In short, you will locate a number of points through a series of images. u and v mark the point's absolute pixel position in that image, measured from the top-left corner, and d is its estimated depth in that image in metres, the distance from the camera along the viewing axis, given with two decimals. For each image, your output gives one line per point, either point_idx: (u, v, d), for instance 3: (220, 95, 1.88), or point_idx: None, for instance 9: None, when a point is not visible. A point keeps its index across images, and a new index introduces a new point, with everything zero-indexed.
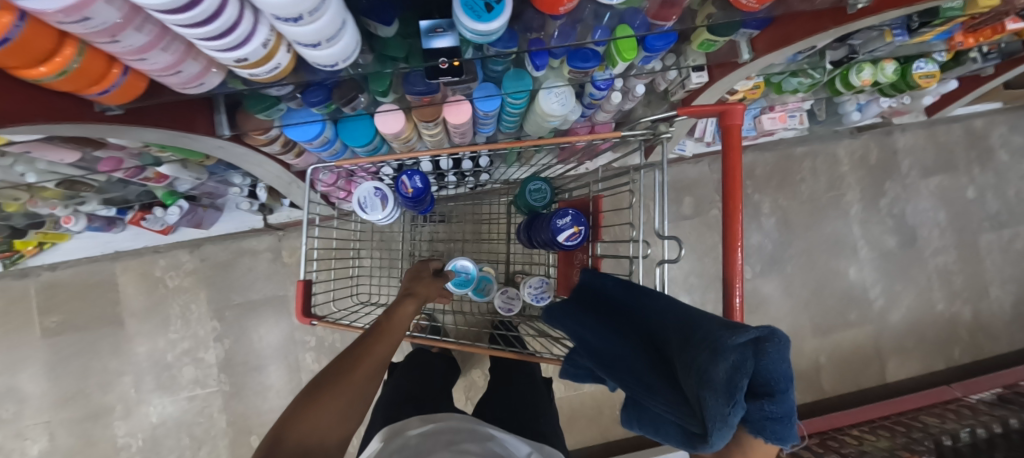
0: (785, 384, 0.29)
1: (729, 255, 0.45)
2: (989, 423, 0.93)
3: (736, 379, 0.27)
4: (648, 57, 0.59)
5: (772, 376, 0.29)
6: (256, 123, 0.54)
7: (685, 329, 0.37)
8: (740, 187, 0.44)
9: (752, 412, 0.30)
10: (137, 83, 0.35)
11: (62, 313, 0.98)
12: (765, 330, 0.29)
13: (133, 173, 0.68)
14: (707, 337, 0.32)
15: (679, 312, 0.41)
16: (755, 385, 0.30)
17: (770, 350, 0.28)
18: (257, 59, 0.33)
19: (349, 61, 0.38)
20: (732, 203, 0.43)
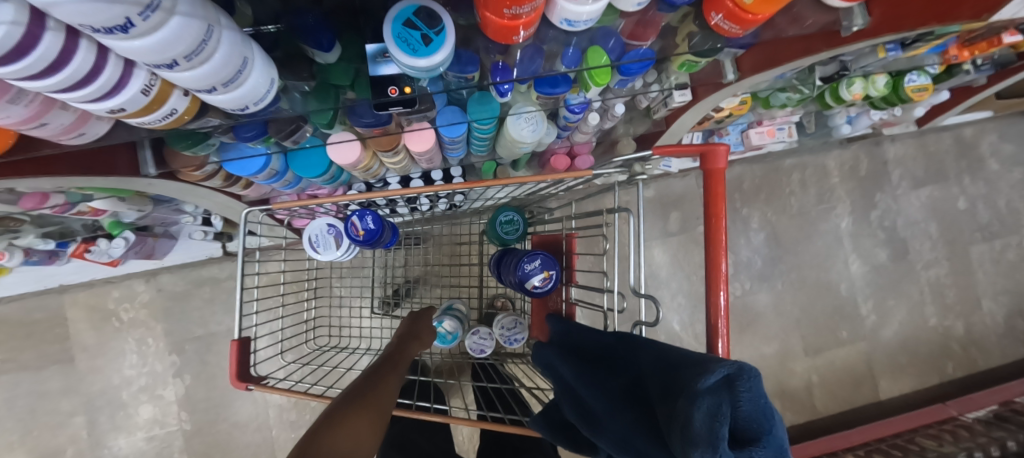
0: (771, 422, 0.25)
1: (712, 271, 0.40)
2: (987, 447, 0.90)
3: (716, 428, 0.22)
4: (624, 80, 0.54)
5: (754, 417, 0.24)
6: (185, 160, 0.48)
7: (661, 371, 0.32)
8: (723, 200, 0.40)
9: None
10: (2, 136, 0.29)
11: (5, 351, 0.90)
12: (731, 365, 0.25)
13: (63, 209, 0.62)
14: (681, 380, 0.28)
15: (653, 349, 0.36)
16: (738, 434, 0.25)
17: (744, 388, 0.24)
18: (140, 107, 0.27)
19: (264, 102, 0.33)
20: (714, 221, 0.39)
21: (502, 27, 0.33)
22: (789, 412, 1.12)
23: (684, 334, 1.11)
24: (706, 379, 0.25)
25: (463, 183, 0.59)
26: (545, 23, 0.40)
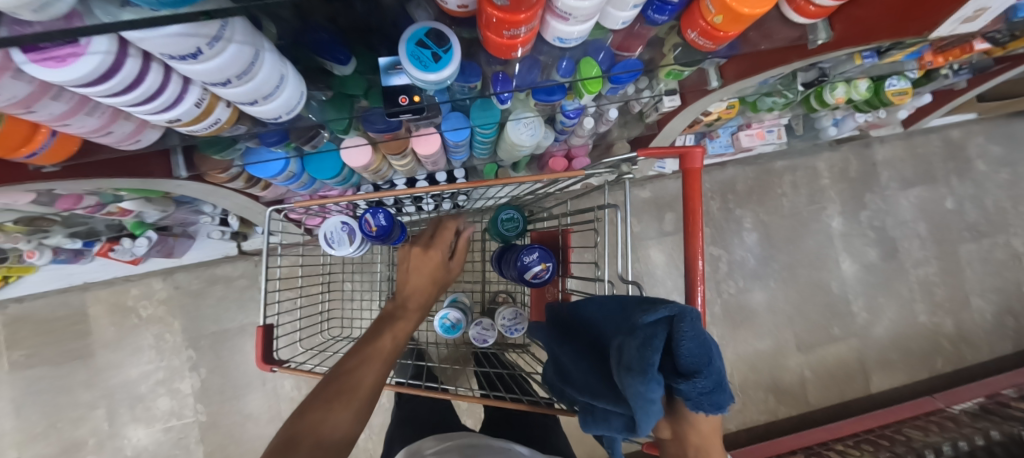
0: (709, 358, 0.31)
1: (690, 263, 0.44)
2: (971, 436, 0.93)
3: (647, 356, 0.30)
4: (616, 88, 0.59)
5: (697, 353, 0.30)
6: (213, 164, 0.53)
7: (619, 319, 0.39)
8: (700, 199, 0.43)
9: (688, 392, 0.31)
10: (70, 142, 0.33)
11: (30, 346, 0.95)
12: (673, 309, 0.31)
13: (95, 209, 0.66)
14: (631, 321, 0.35)
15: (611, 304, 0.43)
16: (681, 368, 0.31)
17: (680, 326, 0.30)
18: (192, 117, 0.32)
19: (294, 112, 0.38)
20: (691, 219, 0.43)
21: (501, 45, 0.37)
22: (781, 405, 1.16)
23: None
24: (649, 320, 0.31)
25: (466, 183, 0.63)
26: (540, 40, 0.45)
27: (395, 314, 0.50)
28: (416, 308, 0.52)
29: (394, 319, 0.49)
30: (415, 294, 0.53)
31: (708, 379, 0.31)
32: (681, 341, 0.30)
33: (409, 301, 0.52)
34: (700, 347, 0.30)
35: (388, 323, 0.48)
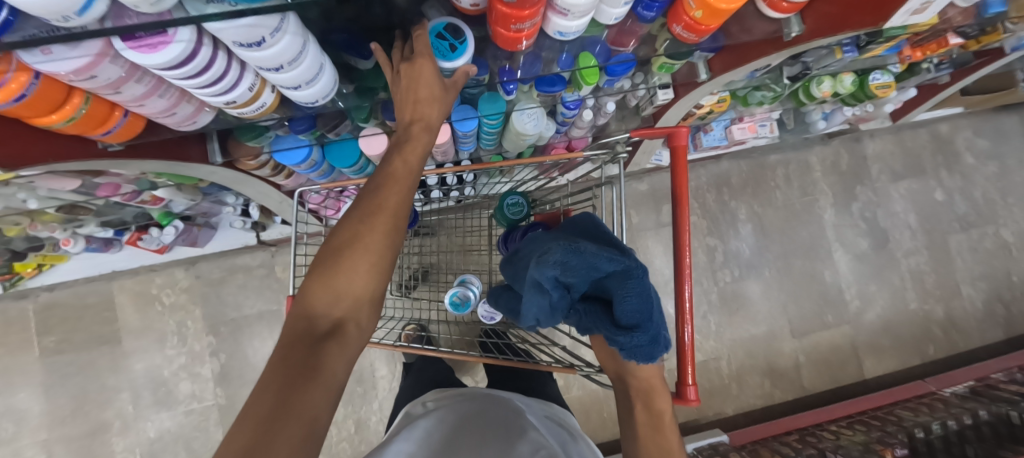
0: (649, 315, 0.37)
1: (679, 260, 0.45)
2: (960, 416, 0.97)
3: (551, 265, 0.36)
4: (612, 80, 0.63)
5: (640, 313, 0.37)
6: (246, 150, 0.58)
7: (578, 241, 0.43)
8: (688, 189, 0.46)
9: (627, 343, 0.37)
10: (137, 122, 0.39)
11: (61, 331, 1.00)
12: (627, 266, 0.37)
13: (130, 196, 0.72)
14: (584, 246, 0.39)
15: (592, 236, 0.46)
16: (628, 319, 0.37)
17: (631, 281, 0.36)
18: (245, 101, 0.37)
19: (329, 98, 0.42)
20: (680, 207, 0.45)
21: (509, 37, 0.42)
22: (778, 390, 1.19)
23: None
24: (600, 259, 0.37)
25: (472, 167, 0.67)
26: (543, 36, 0.49)
27: (403, 138, 0.44)
28: (424, 127, 0.44)
29: (402, 146, 0.43)
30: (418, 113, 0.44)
31: (645, 336, 0.37)
32: (620, 298, 0.36)
33: (415, 120, 0.44)
34: (640, 305, 0.36)
35: (396, 151, 0.43)
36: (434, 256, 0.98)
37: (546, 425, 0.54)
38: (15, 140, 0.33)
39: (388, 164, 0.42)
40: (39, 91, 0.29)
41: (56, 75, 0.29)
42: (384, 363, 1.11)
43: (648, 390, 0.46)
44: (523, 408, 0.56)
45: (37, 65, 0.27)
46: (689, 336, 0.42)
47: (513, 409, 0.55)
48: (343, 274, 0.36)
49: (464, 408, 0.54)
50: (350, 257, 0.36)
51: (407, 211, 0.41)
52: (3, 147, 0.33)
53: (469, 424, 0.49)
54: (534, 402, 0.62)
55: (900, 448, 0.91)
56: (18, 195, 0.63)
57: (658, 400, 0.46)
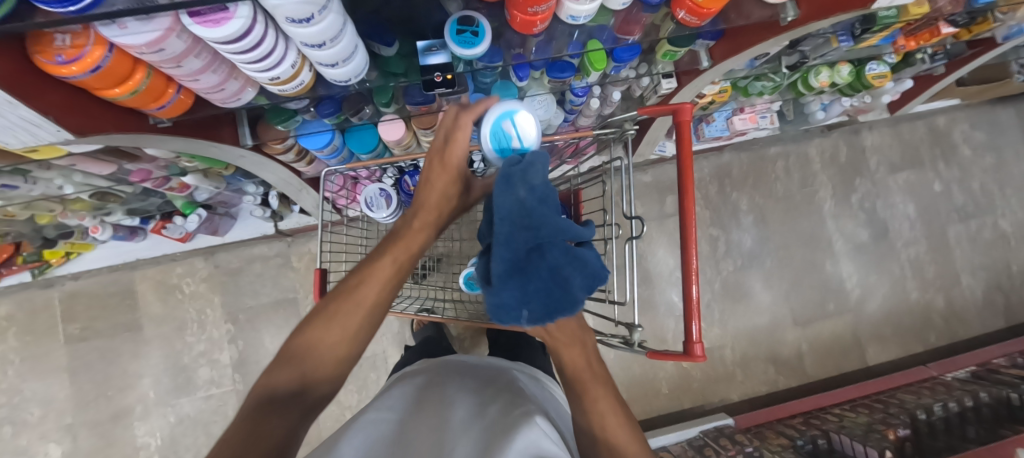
0: (511, 278, 0.38)
1: (685, 252, 0.46)
2: (961, 398, 0.99)
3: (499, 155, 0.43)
4: (618, 67, 0.67)
5: (499, 269, 0.39)
6: (275, 134, 0.61)
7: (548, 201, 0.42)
8: (693, 181, 0.48)
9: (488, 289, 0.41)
10: (186, 100, 0.42)
11: (86, 319, 1.04)
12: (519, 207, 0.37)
13: (159, 183, 0.75)
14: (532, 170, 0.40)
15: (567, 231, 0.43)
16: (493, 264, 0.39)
17: (507, 225, 0.38)
18: (287, 77, 0.41)
19: (359, 78, 0.46)
20: (686, 197, 0.46)
21: (525, 21, 0.46)
22: (781, 377, 1.22)
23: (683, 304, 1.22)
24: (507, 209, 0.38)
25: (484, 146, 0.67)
26: (555, 21, 0.53)
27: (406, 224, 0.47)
28: (423, 226, 0.46)
29: (402, 234, 0.46)
30: (426, 209, 0.47)
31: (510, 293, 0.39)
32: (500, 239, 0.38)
33: (418, 216, 0.47)
34: (502, 260, 0.38)
35: (394, 240, 0.46)
36: (446, 245, 0.99)
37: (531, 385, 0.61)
38: (84, 109, 0.36)
39: (378, 256, 0.44)
40: (112, 62, 0.33)
41: (128, 47, 0.32)
42: (396, 350, 1.15)
43: (582, 385, 0.47)
44: (507, 371, 0.63)
45: (113, 37, 0.30)
46: (696, 332, 0.44)
47: (496, 375, 0.61)
48: (313, 354, 0.40)
49: (453, 377, 0.59)
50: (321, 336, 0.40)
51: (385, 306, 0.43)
52: (81, 115, 0.36)
53: (457, 387, 0.55)
54: (520, 365, 0.68)
55: (903, 428, 0.92)
56: (55, 181, 0.67)
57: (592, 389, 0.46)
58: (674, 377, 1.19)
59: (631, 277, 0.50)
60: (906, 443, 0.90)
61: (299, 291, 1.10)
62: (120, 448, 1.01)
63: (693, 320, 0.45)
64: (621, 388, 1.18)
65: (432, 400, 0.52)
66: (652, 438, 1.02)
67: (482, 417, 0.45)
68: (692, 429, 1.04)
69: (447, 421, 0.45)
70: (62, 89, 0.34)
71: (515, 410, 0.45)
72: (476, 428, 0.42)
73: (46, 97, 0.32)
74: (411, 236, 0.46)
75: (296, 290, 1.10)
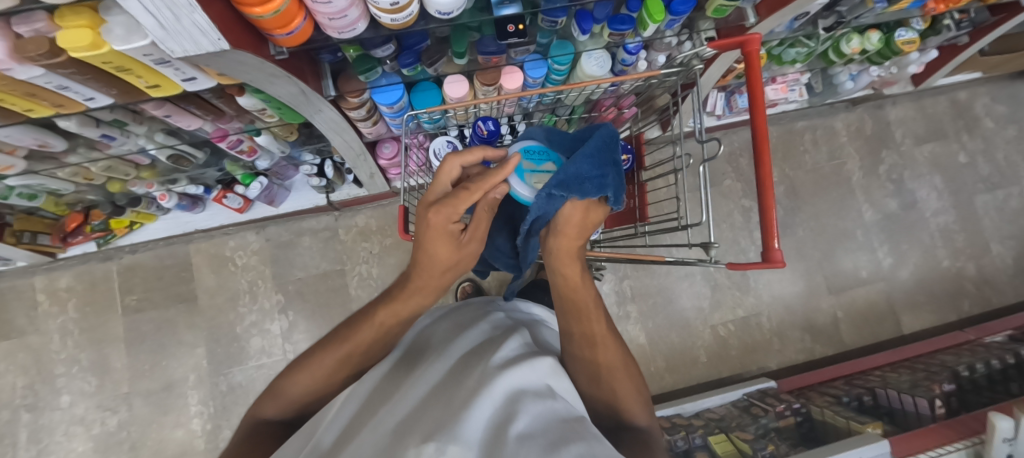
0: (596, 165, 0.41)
1: (761, 168, 0.48)
2: (1002, 355, 0.99)
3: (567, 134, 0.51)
4: (673, 21, 0.69)
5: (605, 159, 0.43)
6: (354, 85, 0.65)
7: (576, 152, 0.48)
8: (763, 101, 0.50)
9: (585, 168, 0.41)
10: (306, 31, 0.47)
11: (142, 291, 1.08)
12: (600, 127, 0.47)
13: (234, 144, 0.79)
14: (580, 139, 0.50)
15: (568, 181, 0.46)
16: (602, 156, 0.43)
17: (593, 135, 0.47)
18: (404, 4, 0.44)
19: (459, 10, 0.49)
20: (757, 114, 0.49)
21: None
22: (817, 345, 1.23)
23: (718, 273, 1.24)
24: (590, 134, 0.48)
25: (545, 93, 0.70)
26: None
27: (403, 288, 0.42)
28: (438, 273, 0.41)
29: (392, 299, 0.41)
30: (422, 292, 0.41)
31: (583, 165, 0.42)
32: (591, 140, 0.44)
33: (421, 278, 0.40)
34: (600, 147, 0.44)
35: (383, 303, 0.42)
36: None
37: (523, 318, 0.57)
38: (231, 28, 0.40)
39: (372, 316, 0.41)
40: None
41: None
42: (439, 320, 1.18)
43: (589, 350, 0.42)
44: (504, 317, 0.53)
45: None
46: (775, 235, 0.47)
47: (487, 309, 0.56)
48: (292, 382, 0.40)
49: (436, 320, 0.53)
50: (297, 374, 0.39)
51: (372, 353, 0.41)
52: (230, 34, 0.40)
53: (442, 325, 0.50)
54: (517, 312, 0.58)
55: (948, 383, 0.92)
56: (138, 140, 0.71)
57: (600, 352, 0.42)
58: (712, 346, 1.21)
59: (709, 196, 0.53)
60: (952, 398, 0.89)
61: (347, 262, 1.14)
62: (173, 417, 1.04)
63: (773, 232, 0.47)
64: (660, 355, 1.19)
65: (425, 347, 0.45)
66: (697, 400, 1.02)
67: (481, 349, 0.40)
68: (736, 392, 1.04)
69: (438, 373, 0.35)
70: (218, 5, 0.37)
71: (519, 358, 0.37)
72: (476, 362, 0.36)
73: (210, 6, 0.36)
74: (397, 309, 0.41)
75: (343, 262, 1.13)
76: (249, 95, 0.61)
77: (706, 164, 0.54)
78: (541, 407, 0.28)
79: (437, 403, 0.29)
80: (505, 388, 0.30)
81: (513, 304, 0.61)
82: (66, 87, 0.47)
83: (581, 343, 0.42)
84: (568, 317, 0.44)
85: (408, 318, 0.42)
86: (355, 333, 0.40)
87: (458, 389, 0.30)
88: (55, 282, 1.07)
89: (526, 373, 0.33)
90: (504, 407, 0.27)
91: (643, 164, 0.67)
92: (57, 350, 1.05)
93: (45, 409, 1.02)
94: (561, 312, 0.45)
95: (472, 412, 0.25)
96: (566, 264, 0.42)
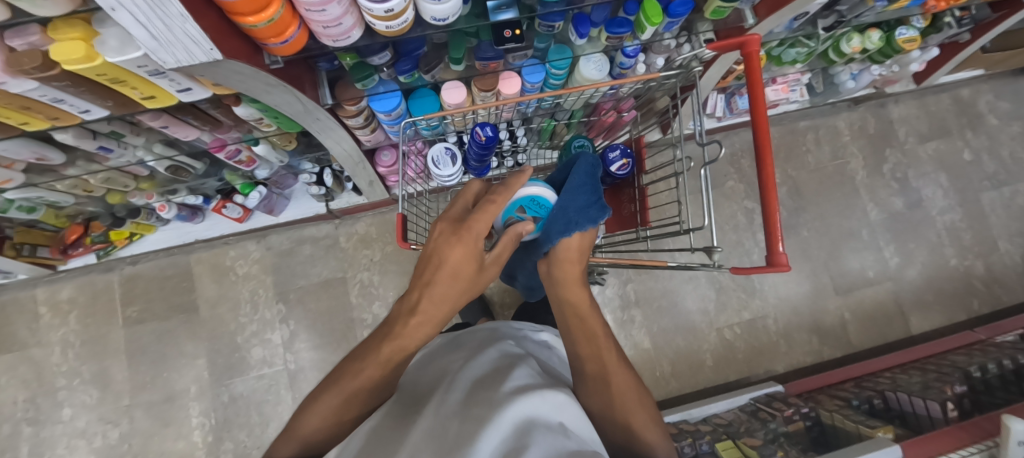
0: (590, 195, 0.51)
1: (763, 167, 0.47)
2: (1014, 356, 0.97)
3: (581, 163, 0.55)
4: (671, 23, 0.69)
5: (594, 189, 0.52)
6: (352, 93, 0.65)
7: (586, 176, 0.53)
8: (763, 101, 0.50)
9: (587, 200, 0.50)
10: (301, 40, 0.46)
11: (143, 302, 1.08)
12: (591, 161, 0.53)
13: (232, 154, 0.79)
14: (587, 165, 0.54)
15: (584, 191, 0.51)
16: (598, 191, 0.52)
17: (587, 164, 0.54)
18: (399, 10, 0.44)
19: (455, 16, 0.49)
20: (758, 114, 0.48)
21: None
22: (824, 348, 1.21)
23: (722, 276, 1.23)
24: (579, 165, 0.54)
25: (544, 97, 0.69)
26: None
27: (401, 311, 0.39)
28: (435, 307, 0.39)
29: (394, 334, 0.38)
30: (428, 318, 0.38)
31: (563, 218, 0.48)
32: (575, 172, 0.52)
33: (422, 310, 0.38)
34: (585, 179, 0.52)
35: (387, 335, 0.39)
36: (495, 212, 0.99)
37: (533, 348, 0.58)
38: (225, 38, 0.40)
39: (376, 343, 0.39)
40: None
41: None
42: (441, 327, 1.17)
43: (602, 376, 0.43)
44: (510, 347, 0.52)
45: None
46: (779, 234, 0.46)
47: (495, 338, 0.56)
48: (302, 425, 0.38)
49: (443, 357, 0.52)
50: (304, 417, 0.38)
51: (379, 383, 0.38)
52: (224, 43, 0.40)
53: (453, 354, 0.51)
54: (524, 343, 0.58)
55: (960, 385, 0.90)
56: (137, 151, 0.71)
57: (613, 374, 0.42)
58: (718, 350, 1.19)
59: (711, 199, 0.53)
60: (965, 400, 0.87)
61: (347, 271, 1.13)
62: (174, 429, 1.03)
63: (779, 234, 0.46)
64: (665, 360, 1.17)
65: (434, 385, 0.44)
66: (703, 406, 1.01)
67: (492, 376, 0.41)
68: (743, 397, 1.02)
69: (444, 408, 0.34)
70: (210, 15, 0.37)
71: (528, 388, 0.36)
72: (483, 394, 0.35)
73: (203, 18, 0.36)
74: (405, 337, 0.38)
75: (344, 270, 1.13)
76: (245, 105, 0.60)
77: (706, 167, 0.54)
78: (552, 437, 0.28)
79: (444, 443, 0.28)
80: (512, 420, 0.29)
81: (517, 332, 0.61)
82: (62, 100, 0.47)
83: (586, 365, 0.44)
84: (582, 342, 0.45)
85: (417, 346, 0.39)
86: (360, 366, 0.38)
87: (467, 423, 0.29)
88: (56, 295, 1.07)
89: (535, 403, 0.33)
90: (512, 434, 0.28)
91: (645, 166, 0.66)
92: (57, 363, 1.04)
93: (46, 423, 1.02)
94: (571, 336, 0.47)
95: (479, 444, 0.26)
96: (571, 290, 0.47)
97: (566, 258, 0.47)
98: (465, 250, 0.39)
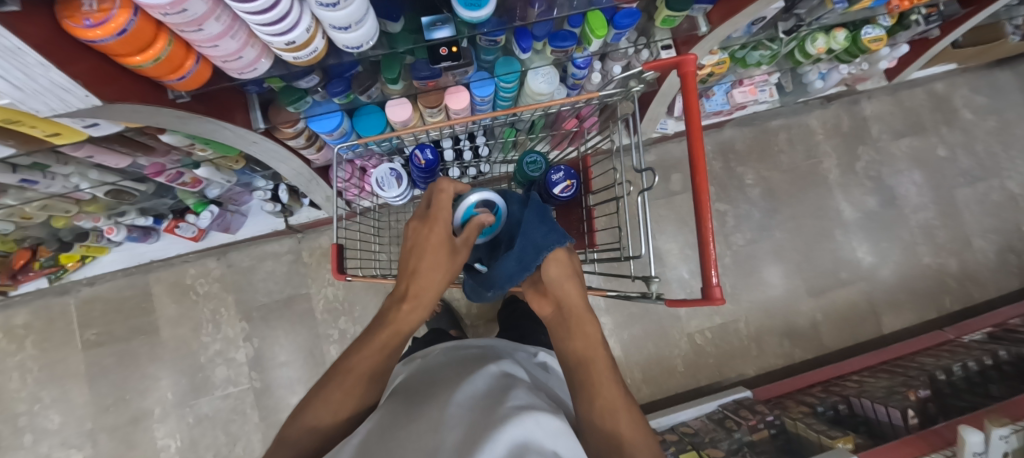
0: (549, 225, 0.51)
1: (698, 194, 0.45)
2: (980, 357, 0.97)
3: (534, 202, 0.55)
4: (619, 35, 0.67)
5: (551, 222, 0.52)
6: (285, 116, 0.63)
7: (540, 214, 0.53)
8: (699, 123, 0.47)
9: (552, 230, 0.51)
10: (203, 73, 0.44)
11: (103, 324, 1.06)
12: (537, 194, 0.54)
13: (173, 177, 0.76)
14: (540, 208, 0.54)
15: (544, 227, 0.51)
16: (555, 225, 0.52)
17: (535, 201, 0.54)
18: (301, 42, 0.41)
19: (370, 43, 0.47)
20: (692, 138, 0.46)
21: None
22: (796, 349, 1.21)
23: (694, 280, 1.23)
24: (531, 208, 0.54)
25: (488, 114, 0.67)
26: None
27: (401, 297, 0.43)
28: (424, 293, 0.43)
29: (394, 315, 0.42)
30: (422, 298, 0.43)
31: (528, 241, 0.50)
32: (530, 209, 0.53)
33: (412, 291, 0.43)
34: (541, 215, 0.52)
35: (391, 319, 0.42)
36: None
37: (533, 369, 0.58)
38: (112, 82, 0.38)
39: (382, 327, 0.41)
40: (136, 27, 0.33)
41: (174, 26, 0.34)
42: None
43: (609, 410, 0.38)
44: (513, 365, 0.52)
45: (161, 16, 0.32)
46: (712, 265, 0.44)
47: (496, 356, 0.56)
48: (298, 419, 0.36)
49: (446, 365, 0.52)
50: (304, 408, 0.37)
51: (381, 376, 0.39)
52: (110, 87, 0.38)
53: (457, 365, 0.51)
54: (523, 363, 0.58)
55: (924, 389, 0.89)
56: (69, 179, 0.68)
57: (620, 410, 0.39)
58: (689, 355, 1.19)
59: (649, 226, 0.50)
60: (928, 404, 0.87)
61: (312, 286, 1.11)
62: (139, 451, 1.02)
63: (714, 265, 0.44)
64: (636, 367, 1.17)
65: (435, 388, 0.43)
66: (671, 414, 1.01)
67: (498, 389, 0.40)
68: (711, 404, 1.03)
69: (447, 417, 0.33)
70: (88, 58, 0.35)
71: (532, 406, 0.35)
72: (484, 410, 0.34)
73: (77, 63, 0.33)
74: (401, 323, 0.41)
75: (309, 285, 1.11)
76: (170, 133, 0.58)
77: (645, 192, 0.51)
78: None
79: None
80: (510, 441, 0.28)
81: (514, 354, 0.60)
82: None
83: (590, 391, 0.40)
84: (584, 372, 0.42)
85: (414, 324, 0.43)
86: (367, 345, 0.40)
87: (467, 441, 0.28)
88: (13, 319, 1.04)
89: (537, 426, 0.31)
90: (517, 448, 0.27)
91: (591, 186, 0.64)
92: (16, 388, 1.02)
93: (7, 450, 1.00)
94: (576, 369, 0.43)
95: None
96: (586, 322, 0.44)
97: (559, 277, 0.47)
98: (435, 236, 0.44)
